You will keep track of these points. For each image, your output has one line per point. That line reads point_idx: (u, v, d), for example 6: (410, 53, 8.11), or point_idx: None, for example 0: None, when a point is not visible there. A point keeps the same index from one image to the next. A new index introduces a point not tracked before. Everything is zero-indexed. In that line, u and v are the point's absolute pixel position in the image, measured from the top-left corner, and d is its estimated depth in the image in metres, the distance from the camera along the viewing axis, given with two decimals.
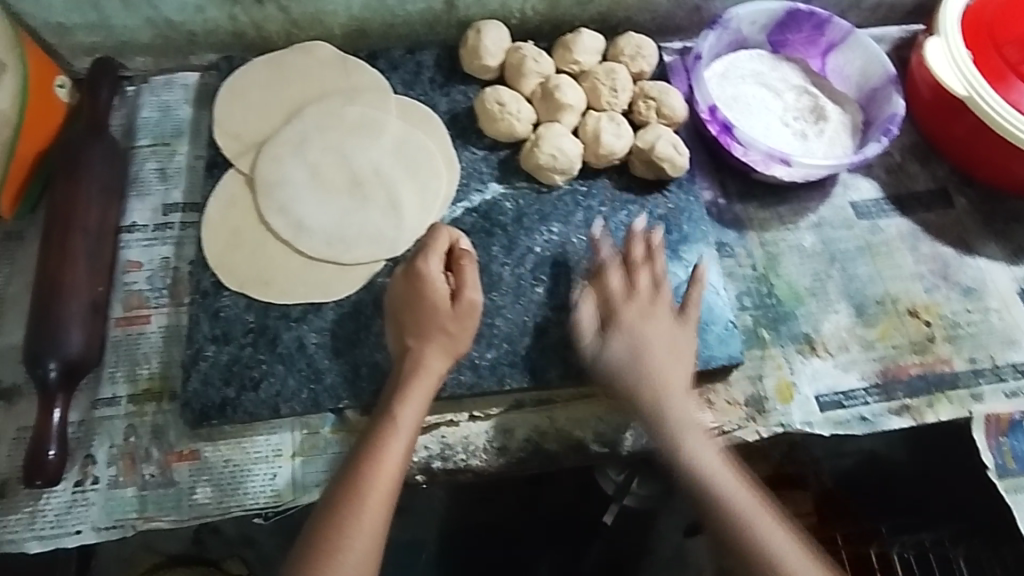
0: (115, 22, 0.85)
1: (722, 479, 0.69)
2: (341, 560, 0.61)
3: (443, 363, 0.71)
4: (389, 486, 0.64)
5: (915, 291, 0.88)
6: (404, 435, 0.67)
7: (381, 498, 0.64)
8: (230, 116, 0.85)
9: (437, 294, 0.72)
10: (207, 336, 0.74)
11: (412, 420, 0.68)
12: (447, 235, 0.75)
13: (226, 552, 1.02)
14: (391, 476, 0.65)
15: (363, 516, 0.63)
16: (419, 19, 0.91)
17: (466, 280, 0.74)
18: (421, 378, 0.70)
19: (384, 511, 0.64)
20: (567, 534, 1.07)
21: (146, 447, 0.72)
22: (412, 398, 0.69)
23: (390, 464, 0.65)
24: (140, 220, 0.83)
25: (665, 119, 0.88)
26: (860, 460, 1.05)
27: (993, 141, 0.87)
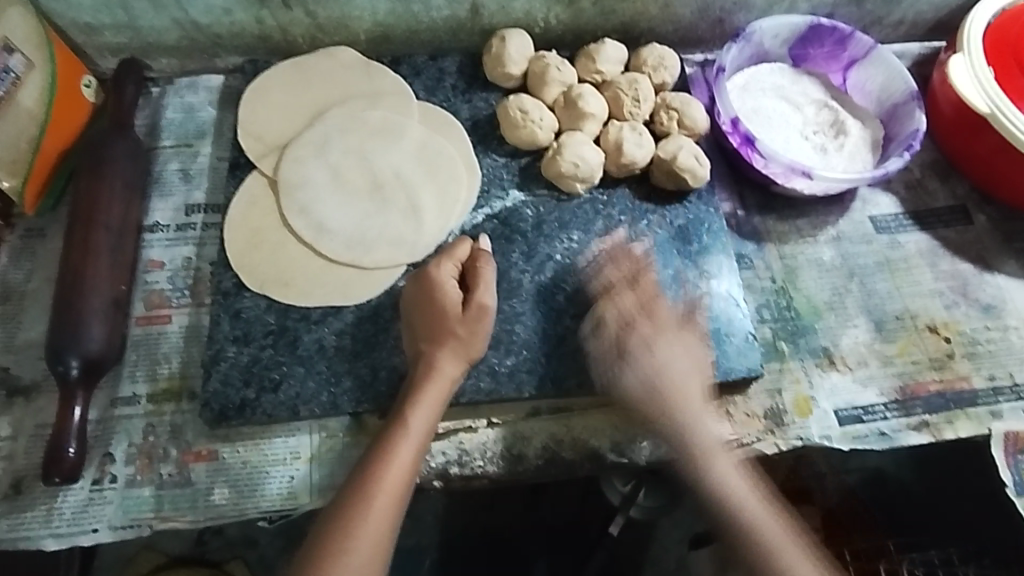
0: (142, 22, 0.85)
1: (693, 412, 0.73)
2: (346, 563, 0.60)
3: (457, 367, 0.71)
4: (395, 491, 0.64)
5: (934, 308, 0.88)
6: (414, 440, 0.66)
7: (389, 499, 0.63)
8: (254, 117, 0.86)
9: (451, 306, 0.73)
10: (227, 336, 0.74)
11: (423, 423, 0.67)
12: (466, 250, 0.76)
13: (229, 553, 1.03)
14: (398, 480, 0.64)
15: (370, 520, 0.62)
16: (443, 26, 0.91)
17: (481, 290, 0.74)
18: (435, 386, 0.69)
19: (391, 515, 0.63)
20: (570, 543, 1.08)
21: (164, 446, 0.71)
22: (426, 400, 0.68)
23: (400, 469, 0.65)
24: (162, 220, 0.83)
25: (686, 130, 0.88)
26: (866, 478, 1.10)
27: (1014, 159, 0.87)
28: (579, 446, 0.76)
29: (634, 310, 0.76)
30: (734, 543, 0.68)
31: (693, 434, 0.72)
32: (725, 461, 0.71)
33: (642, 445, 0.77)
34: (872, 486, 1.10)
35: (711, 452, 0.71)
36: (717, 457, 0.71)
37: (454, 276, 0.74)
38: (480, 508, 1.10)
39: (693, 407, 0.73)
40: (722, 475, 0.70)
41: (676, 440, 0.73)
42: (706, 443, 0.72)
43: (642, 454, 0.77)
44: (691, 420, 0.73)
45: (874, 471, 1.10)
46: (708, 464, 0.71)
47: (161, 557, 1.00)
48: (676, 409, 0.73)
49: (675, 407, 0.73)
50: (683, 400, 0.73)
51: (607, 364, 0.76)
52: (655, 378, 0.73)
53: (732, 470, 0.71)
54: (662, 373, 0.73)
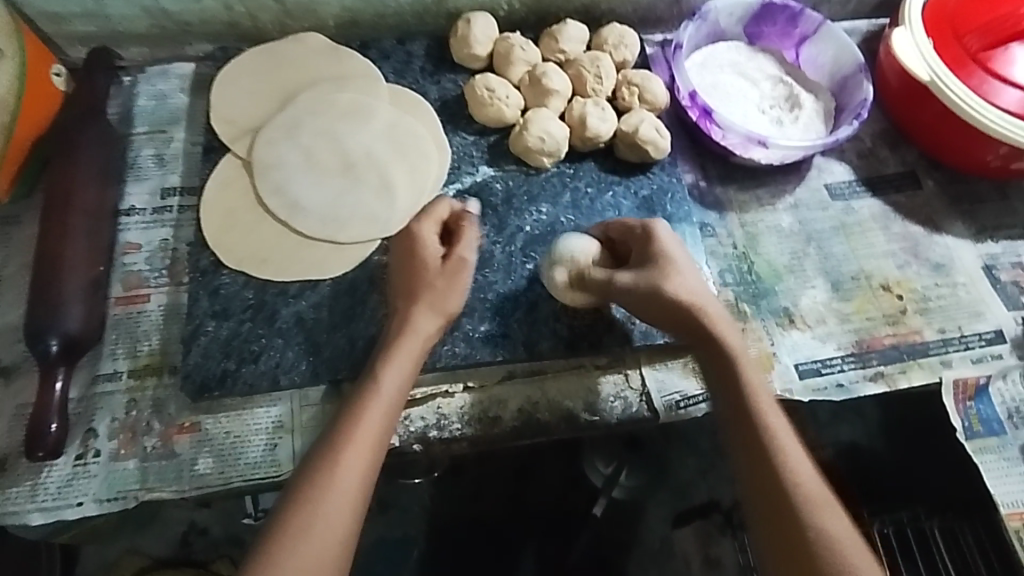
0: (111, 11, 0.87)
1: (752, 370, 0.73)
2: (321, 499, 0.62)
3: (433, 322, 0.73)
4: (373, 433, 0.66)
5: (887, 268, 0.92)
6: (393, 385, 0.69)
7: (367, 441, 0.66)
8: (226, 102, 0.88)
9: (602, 287, 0.76)
10: (207, 312, 0.76)
11: (403, 369, 0.70)
12: (619, 223, 0.80)
13: (213, 554, 1.17)
14: (376, 422, 0.67)
15: (346, 459, 0.64)
16: (409, 10, 0.94)
17: (656, 272, 0.75)
18: (406, 349, 0.71)
19: (368, 457, 0.65)
20: (558, 526, 1.15)
21: (147, 421, 0.73)
22: (399, 360, 0.70)
23: (373, 427, 0.66)
24: (138, 203, 0.84)
25: (647, 105, 0.92)
26: (841, 451, 1.18)
27: (956, 125, 0.92)
28: (552, 406, 0.79)
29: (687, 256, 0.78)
30: (783, 508, 0.65)
31: (782, 441, 0.68)
32: (781, 427, 0.69)
33: (613, 403, 0.80)
34: (846, 458, 1.17)
35: (772, 415, 0.70)
36: (773, 413, 0.70)
37: (436, 234, 0.77)
38: (468, 497, 1.16)
39: (773, 416, 0.70)
40: (780, 439, 0.68)
41: (727, 389, 0.72)
42: (767, 404, 0.71)
43: (613, 413, 0.80)
44: (771, 424, 0.69)
45: (849, 445, 1.18)
46: (786, 471, 0.66)
47: (144, 561, 1.15)
48: (761, 418, 0.70)
49: (744, 413, 0.70)
50: (770, 413, 0.70)
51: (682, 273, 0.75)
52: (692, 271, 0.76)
53: (789, 437, 0.69)
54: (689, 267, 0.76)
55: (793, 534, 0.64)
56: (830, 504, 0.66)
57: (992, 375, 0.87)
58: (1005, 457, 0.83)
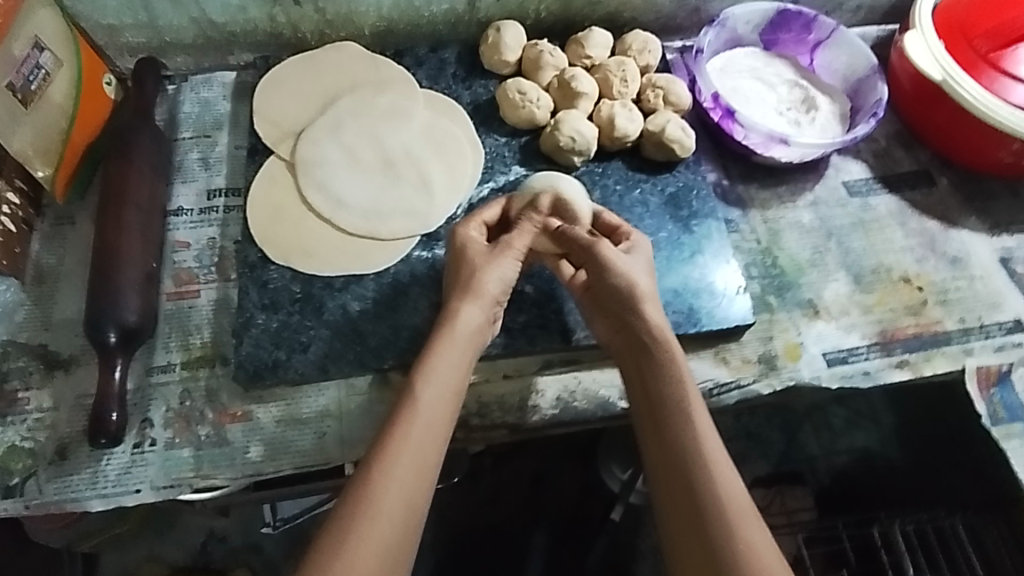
0: (162, 22, 0.91)
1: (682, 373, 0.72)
2: (394, 478, 0.64)
3: (480, 314, 0.74)
4: (441, 417, 0.68)
5: (905, 261, 0.96)
6: (455, 371, 0.71)
7: (434, 424, 0.67)
8: (269, 107, 0.91)
9: (579, 244, 0.78)
10: (256, 305, 0.79)
11: (463, 355, 0.72)
12: (614, 218, 0.84)
13: (234, 561, 1.20)
14: (443, 406, 0.69)
15: (415, 440, 0.66)
16: (443, 20, 0.98)
17: (626, 258, 0.78)
18: (451, 345, 0.72)
19: (437, 439, 0.67)
20: (575, 531, 1.22)
21: (201, 410, 0.75)
22: (446, 355, 0.71)
23: (429, 425, 0.67)
24: (186, 204, 0.88)
25: (672, 106, 0.95)
26: (854, 459, 1.31)
27: (970, 124, 0.95)
28: (588, 395, 0.82)
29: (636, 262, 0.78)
30: (698, 511, 0.65)
31: (701, 432, 0.69)
32: (708, 430, 0.69)
33: None
34: (860, 467, 1.29)
35: (700, 419, 0.70)
36: (699, 416, 0.70)
37: (478, 233, 0.80)
38: (484, 503, 1.24)
39: (695, 409, 0.70)
40: (704, 440, 0.68)
41: (653, 387, 0.72)
42: (695, 406, 0.70)
43: None
44: (693, 416, 0.69)
45: (862, 451, 1.31)
46: (704, 463, 0.67)
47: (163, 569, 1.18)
48: (680, 410, 0.70)
49: (664, 405, 0.71)
50: (693, 406, 0.70)
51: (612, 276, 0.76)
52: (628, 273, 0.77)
53: (713, 442, 0.69)
54: (626, 269, 0.77)
55: (704, 538, 0.64)
56: (747, 513, 0.65)
57: (1014, 363, 0.89)
58: None
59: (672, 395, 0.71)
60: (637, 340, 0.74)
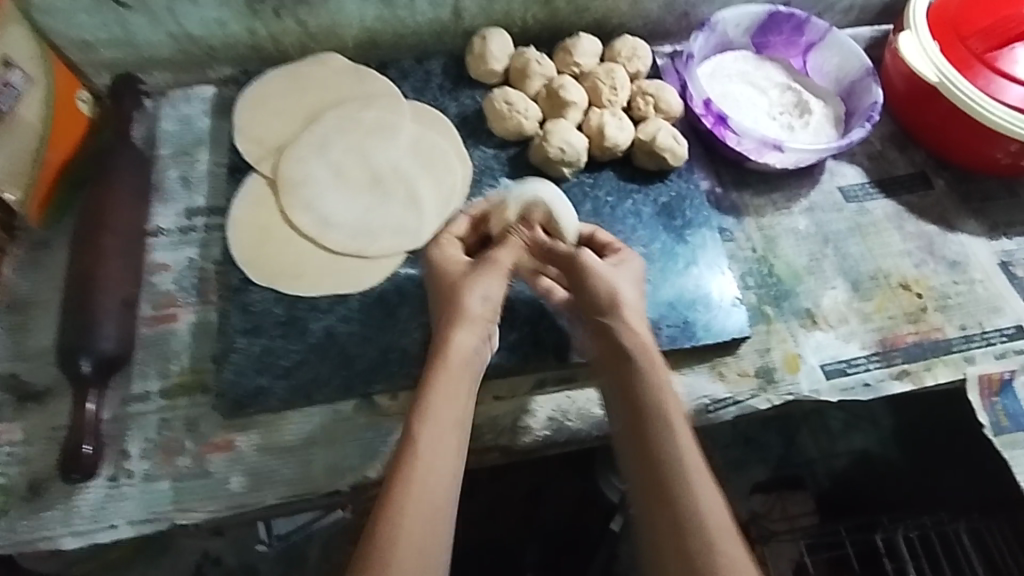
0: (138, 38, 0.88)
1: (666, 388, 0.72)
2: (410, 522, 0.62)
3: (476, 340, 0.73)
4: (449, 454, 0.67)
5: (904, 266, 0.94)
6: (456, 401, 0.69)
7: (444, 463, 0.66)
8: (251, 123, 0.89)
9: (560, 256, 0.78)
10: (238, 329, 0.76)
11: (463, 384, 0.71)
12: (607, 235, 0.82)
13: None
14: (450, 442, 0.67)
15: (426, 481, 0.64)
16: (428, 30, 0.95)
17: (610, 269, 0.78)
18: (448, 390, 0.70)
19: (449, 479, 0.66)
20: (575, 543, 1.18)
21: (181, 440, 0.73)
22: (448, 385, 0.70)
23: (435, 479, 0.65)
24: (164, 224, 0.85)
25: (663, 113, 0.93)
26: (854, 461, 1.22)
27: (966, 125, 0.94)
28: (583, 414, 0.79)
29: (621, 278, 0.77)
30: (676, 531, 0.65)
31: (683, 448, 0.68)
32: (688, 448, 0.68)
33: None
34: (860, 468, 1.22)
35: (681, 436, 0.69)
36: (681, 434, 0.69)
37: (456, 250, 0.78)
38: (481, 517, 1.21)
39: (676, 424, 0.69)
40: (684, 459, 0.67)
41: (634, 402, 0.72)
42: (677, 422, 0.69)
43: None
44: (675, 431, 0.69)
45: (862, 453, 1.22)
46: (687, 481, 0.66)
47: None
48: (660, 425, 0.69)
49: (644, 418, 0.70)
50: (676, 420, 0.69)
51: (591, 293, 0.76)
52: (609, 290, 0.76)
53: (694, 460, 0.68)
54: (608, 286, 0.76)
55: (681, 559, 0.64)
56: (727, 535, 0.65)
57: (1016, 370, 0.88)
58: None
59: (652, 410, 0.70)
60: (619, 353, 0.74)
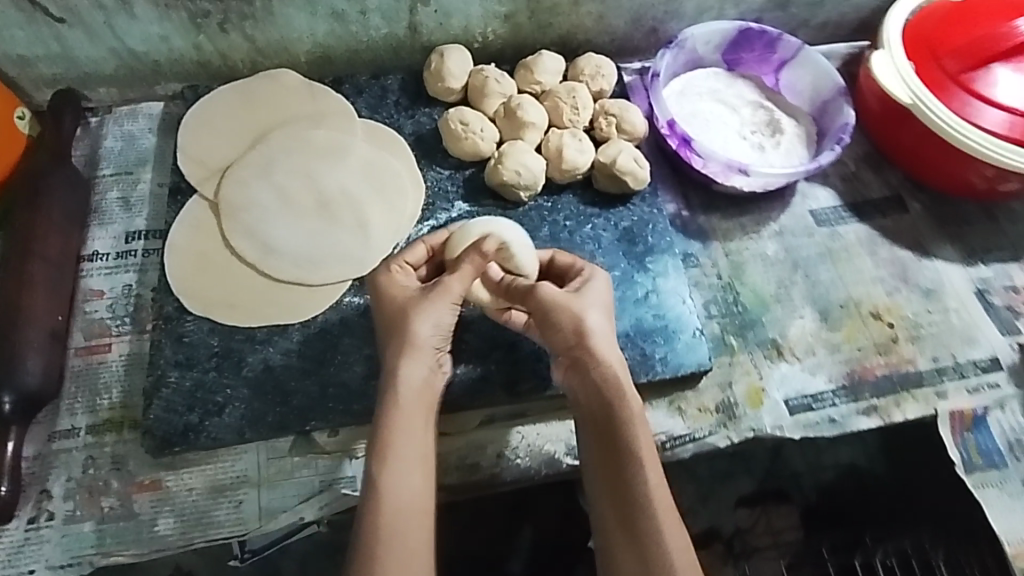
0: (78, 53, 0.85)
1: (638, 425, 0.68)
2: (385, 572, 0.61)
3: (425, 371, 0.69)
4: (411, 497, 0.64)
5: (876, 294, 0.90)
6: (412, 438, 0.66)
7: (410, 507, 0.64)
8: (195, 142, 0.85)
9: (519, 291, 0.73)
10: (170, 361, 0.73)
11: (418, 420, 0.67)
12: (568, 258, 0.78)
13: None
14: (412, 484, 0.65)
15: (394, 527, 0.63)
16: (383, 45, 0.92)
17: (573, 295, 0.72)
18: (403, 442, 0.66)
19: (422, 525, 0.64)
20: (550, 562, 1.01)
21: (106, 479, 0.70)
22: (404, 423, 0.67)
23: (410, 541, 0.63)
24: (101, 248, 0.82)
25: (626, 134, 0.90)
26: (842, 474, 1.10)
27: (941, 147, 0.90)
28: (533, 452, 0.76)
29: (592, 304, 0.72)
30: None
31: (651, 482, 0.66)
32: (657, 489, 0.66)
33: None
34: (848, 481, 1.10)
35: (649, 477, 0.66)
36: (651, 474, 0.66)
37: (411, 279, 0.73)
38: (461, 530, 1.03)
39: (645, 457, 0.67)
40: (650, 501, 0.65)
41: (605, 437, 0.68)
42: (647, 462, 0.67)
43: None
44: (642, 464, 0.66)
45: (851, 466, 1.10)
46: (653, 517, 0.65)
47: None
48: (631, 464, 0.66)
49: (615, 450, 0.67)
50: (645, 454, 0.67)
51: (560, 321, 0.71)
52: (577, 318, 0.71)
53: (662, 502, 0.65)
54: (577, 315, 0.71)
55: None
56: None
57: (989, 405, 0.84)
58: (1006, 491, 0.80)
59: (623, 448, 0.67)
60: (590, 386, 0.70)
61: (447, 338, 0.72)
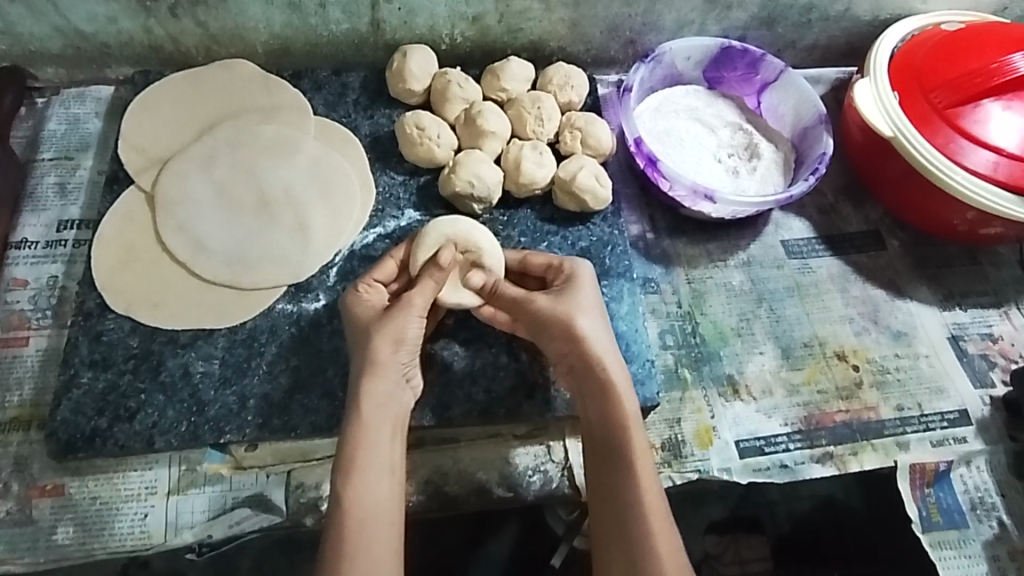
0: (21, 30, 0.82)
1: (636, 431, 0.65)
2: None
3: (391, 381, 0.66)
4: (378, 510, 0.60)
5: (843, 334, 0.86)
6: (378, 445, 0.63)
7: (379, 517, 0.60)
8: (138, 129, 0.82)
9: (512, 301, 0.71)
10: (84, 361, 0.69)
11: (384, 431, 0.64)
12: (543, 257, 0.75)
13: None
14: (384, 494, 0.61)
15: (365, 536, 0.59)
16: (345, 40, 0.88)
17: (568, 299, 0.70)
18: (372, 453, 0.62)
19: (393, 533, 0.60)
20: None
21: (6, 481, 0.66)
22: (371, 432, 0.63)
23: (380, 549, 0.59)
24: (32, 235, 0.78)
25: (591, 150, 0.86)
26: (819, 506, 0.99)
27: (922, 185, 0.85)
28: (461, 480, 0.72)
29: (586, 307, 0.70)
30: None
31: (642, 485, 0.62)
32: (652, 499, 0.62)
33: (532, 479, 0.73)
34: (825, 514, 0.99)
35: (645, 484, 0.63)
36: (647, 482, 0.63)
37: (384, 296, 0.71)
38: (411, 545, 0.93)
39: (639, 457, 0.64)
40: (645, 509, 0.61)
41: (603, 446, 0.65)
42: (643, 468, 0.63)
43: (531, 488, 0.73)
44: (635, 468, 0.63)
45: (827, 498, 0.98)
46: (643, 522, 0.61)
47: None
48: (627, 471, 0.63)
49: (608, 455, 0.65)
50: (639, 458, 0.64)
51: (558, 327, 0.68)
52: (573, 324, 0.68)
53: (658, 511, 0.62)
54: (575, 318, 0.68)
55: None
56: None
57: (954, 461, 0.80)
58: (964, 553, 0.76)
59: (620, 455, 0.64)
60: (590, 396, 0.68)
61: (414, 353, 0.68)
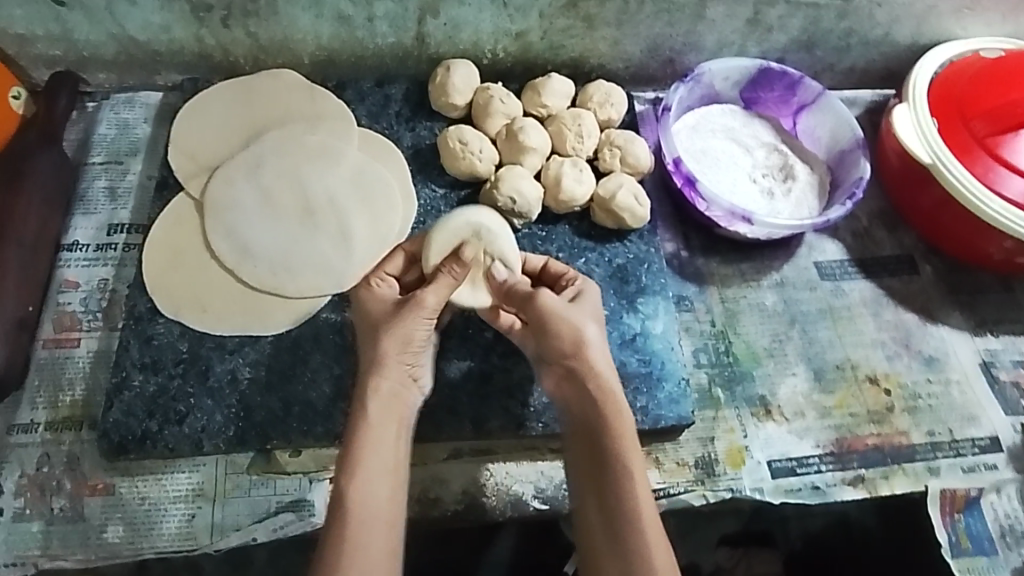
0: (77, 35, 0.84)
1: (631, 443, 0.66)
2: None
3: (394, 381, 0.66)
4: (380, 509, 0.61)
5: (875, 358, 0.86)
6: (387, 445, 0.64)
7: (380, 517, 0.61)
8: (188, 135, 0.84)
9: (519, 296, 0.71)
10: (135, 364, 0.71)
11: (389, 432, 0.65)
12: (561, 266, 0.76)
13: None
14: (385, 494, 0.62)
15: (364, 535, 0.60)
16: (390, 53, 0.90)
17: (571, 307, 0.70)
18: (374, 451, 0.63)
19: (389, 534, 0.61)
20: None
21: (58, 479, 0.68)
22: (376, 432, 0.64)
23: (377, 548, 0.60)
24: (83, 238, 0.80)
25: (629, 168, 0.87)
26: (831, 523, 0.99)
27: (957, 214, 0.86)
28: (498, 492, 0.74)
29: (589, 316, 0.70)
30: None
31: (639, 498, 0.63)
32: (648, 510, 0.63)
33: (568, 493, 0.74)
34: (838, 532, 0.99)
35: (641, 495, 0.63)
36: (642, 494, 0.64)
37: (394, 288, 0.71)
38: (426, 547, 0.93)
39: (636, 469, 0.64)
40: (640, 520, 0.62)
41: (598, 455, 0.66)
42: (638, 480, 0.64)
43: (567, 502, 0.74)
44: (632, 478, 0.64)
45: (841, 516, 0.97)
46: (638, 533, 0.62)
47: None
48: (624, 483, 0.64)
49: (603, 464, 0.65)
50: (636, 470, 0.64)
51: (559, 333, 0.68)
52: (572, 331, 0.68)
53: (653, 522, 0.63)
54: (575, 326, 0.68)
55: None
56: None
57: (985, 488, 0.80)
58: None
59: (615, 466, 0.64)
60: (585, 403, 0.67)
61: (419, 354, 0.68)
